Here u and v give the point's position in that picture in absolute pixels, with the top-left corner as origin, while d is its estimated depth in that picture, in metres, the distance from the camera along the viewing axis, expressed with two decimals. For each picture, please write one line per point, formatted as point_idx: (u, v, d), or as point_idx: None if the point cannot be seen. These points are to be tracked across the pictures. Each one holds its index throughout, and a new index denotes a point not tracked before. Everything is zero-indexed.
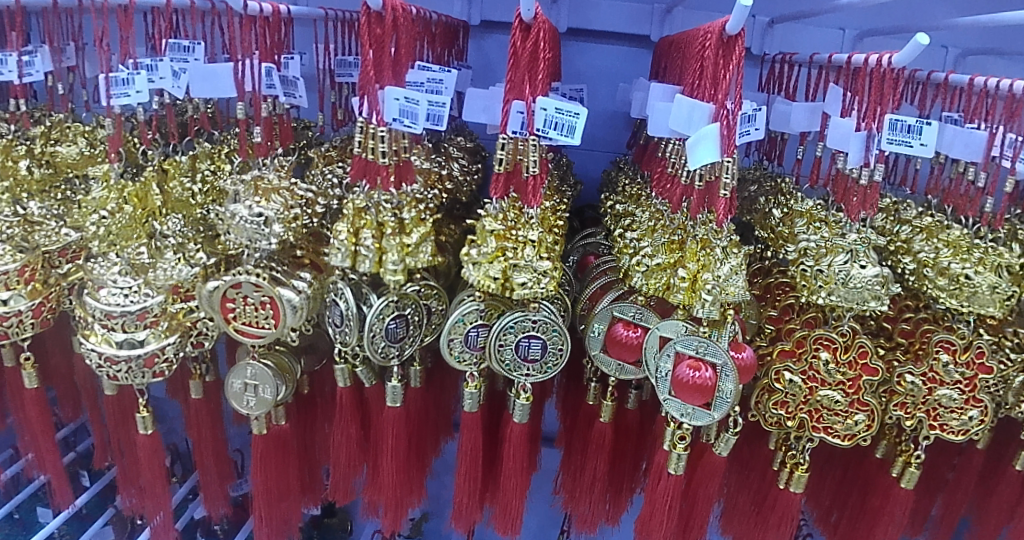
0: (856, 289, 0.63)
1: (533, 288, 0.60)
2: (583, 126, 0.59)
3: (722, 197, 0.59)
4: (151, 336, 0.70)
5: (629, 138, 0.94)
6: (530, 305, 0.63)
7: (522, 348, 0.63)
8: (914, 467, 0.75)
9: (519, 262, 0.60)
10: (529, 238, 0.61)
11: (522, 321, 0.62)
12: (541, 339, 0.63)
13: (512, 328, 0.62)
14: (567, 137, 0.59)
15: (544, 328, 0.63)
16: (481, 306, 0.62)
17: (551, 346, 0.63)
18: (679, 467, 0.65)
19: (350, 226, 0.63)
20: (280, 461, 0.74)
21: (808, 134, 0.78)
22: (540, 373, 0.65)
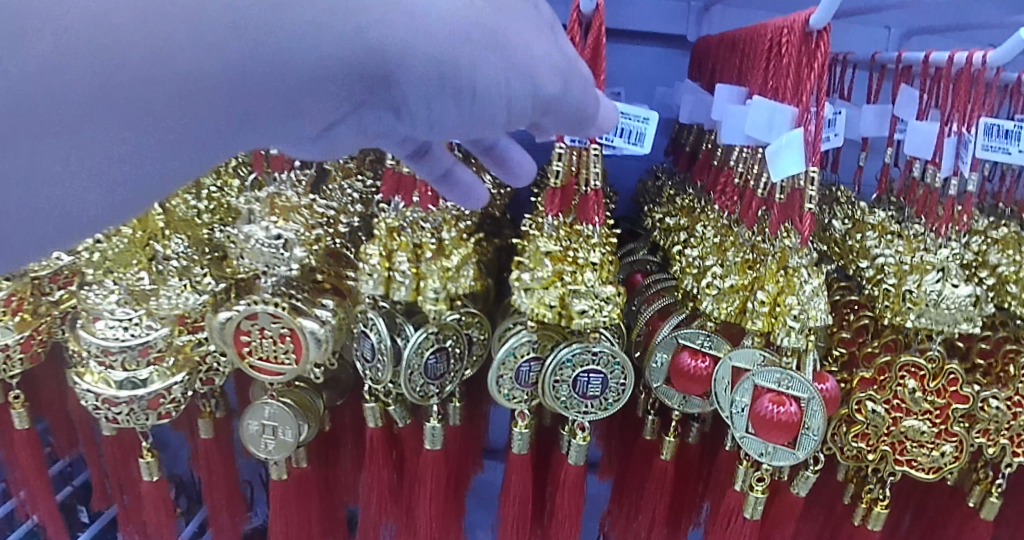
0: (948, 310, 0.58)
1: (596, 317, 0.53)
2: (653, 135, 0.54)
3: (808, 211, 0.53)
4: (156, 374, 0.63)
5: (667, 144, 0.87)
6: (590, 335, 0.56)
7: (582, 384, 0.56)
8: (995, 496, 0.68)
9: (578, 288, 0.53)
10: (591, 258, 0.54)
11: (581, 354, 0.55)
12: (603, 373, 0.56)
13: (569, 361, 0.55)
14: (635, 145, 0.53)
15: (606, 362, 0.56)
16: (534, 338, 0.56)
17: (613, 380, 0.56)
18: (756, 511, 0.58)
19: (383, 248, 0.55)
20: (302, 509, 0.65)
21: (870, 139, 0.72)
22: (601, 410, 0.58)
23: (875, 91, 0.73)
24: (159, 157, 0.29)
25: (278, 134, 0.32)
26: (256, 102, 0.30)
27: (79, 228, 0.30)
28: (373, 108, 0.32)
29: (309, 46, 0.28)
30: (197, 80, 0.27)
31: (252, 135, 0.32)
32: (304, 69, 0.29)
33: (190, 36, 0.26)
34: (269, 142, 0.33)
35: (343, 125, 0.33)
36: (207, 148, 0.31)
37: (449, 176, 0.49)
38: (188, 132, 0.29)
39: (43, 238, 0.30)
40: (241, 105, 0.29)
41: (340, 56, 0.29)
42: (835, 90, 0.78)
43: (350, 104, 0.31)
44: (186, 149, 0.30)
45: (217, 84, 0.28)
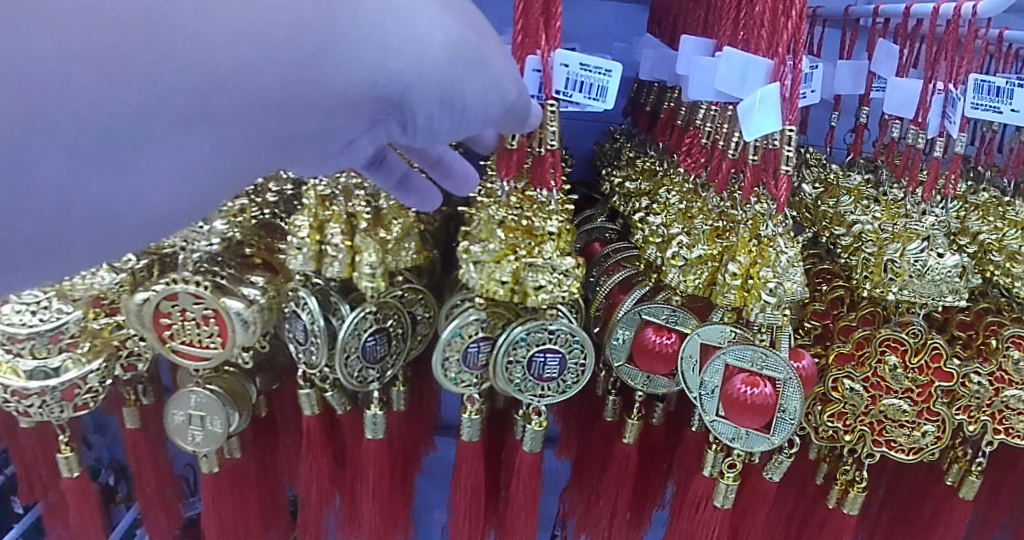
0: (933, 281, 0.54)
1: (557, 294, 0.48)
2: (618, 89, 0.47)
3: (784, 173, 0.48)
4: (70, 362, 0.56)
5: (627, 105, 0.81)
6: (547, 312, 0.50)
7: (537, 366, 0.51)
8: (976, 475, 0.65)
9: (536, 261, 0.48)
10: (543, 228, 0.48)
11: (535, 333, 0.50)
12: (559, 352, 0.51)
13: (522, 340, 0.50)
14: (596, 100, 0.47)
15: (561, 341, 0.51)
16: (483, 316, 0.50)
17: (571, 362, 0.51)
18: (726, 500, 0.54)
19: (312, 218, 0.49)
20: (236, 503, 0.61)
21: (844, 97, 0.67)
22: (557, 393, 0.53)
23: (849, 47, 0.67)
24: (210, 174, 0.30)
25: (307, 146, 0.35)
26: (301, 123, 0.32)
27: (123, 246, 0.30)
28: (388, 120, 0.37)
29: (348, 74, 0.31)
30: (253, 100, 0.29)
31: (283, 150, 0.34)
32: (341, 89, 0.32)
33: (255, 64, 0.28)
34: (295, 156, 0.35)
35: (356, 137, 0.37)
36: (250, 161, 0.32)
37: (406, 182, 0.50)
38: (242, 150, 0.31)
39: (85, 257, 0.29)
40: (293, 123, 0.32)
41: (371, 81, 0.32)
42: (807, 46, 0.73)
43: (368, 118, 0.35)
44: (227, 166, 0.31)
45: (267, 106, 0.30)
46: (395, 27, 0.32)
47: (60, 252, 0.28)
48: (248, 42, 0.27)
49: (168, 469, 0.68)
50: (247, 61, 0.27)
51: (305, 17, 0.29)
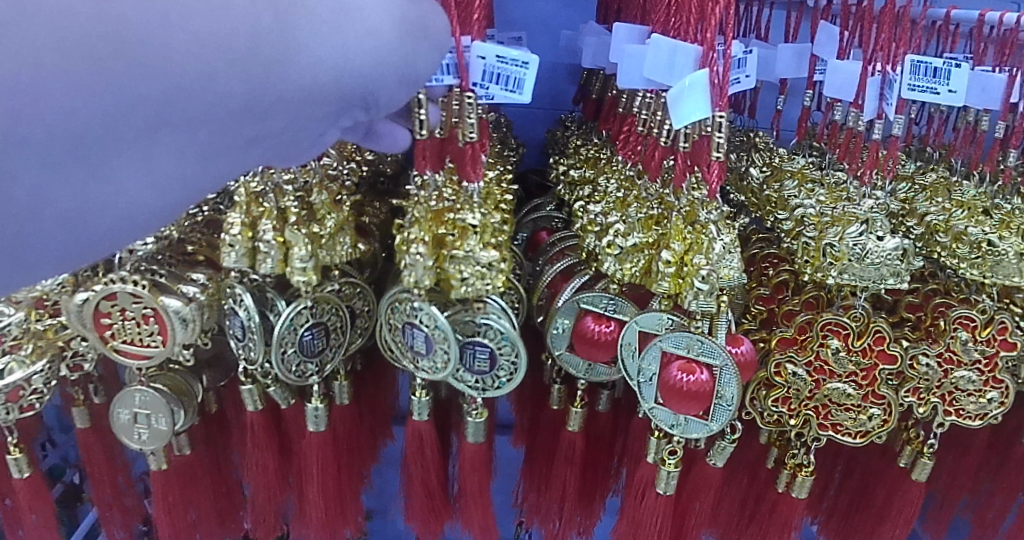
0: (873, 265, 0.54)
1: (468, 288, 0.49)
2: (535, 81, 0.48)
3: (715, 160, 0.48)
4: (14, 364, 0.56)
5: (577, 93, 0.81)
6: (475, 305, 0.52)
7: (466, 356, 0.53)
8: (927, 457, 0.66)
9: (457, 253, 0.48)
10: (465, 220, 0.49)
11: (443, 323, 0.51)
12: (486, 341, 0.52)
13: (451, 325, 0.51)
14: (514, 92, 0.48)
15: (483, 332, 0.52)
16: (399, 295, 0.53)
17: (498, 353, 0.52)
18: (669, 486, 0.55)
19: (244, 215, 0.49)
20: (187, 499, 0.61)
21: (788, 82, 0.68)
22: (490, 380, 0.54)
23: (794, 31, 0.68)
24: (163, 183, 0.35)
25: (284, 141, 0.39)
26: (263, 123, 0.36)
27: (125, 223, 0.36)
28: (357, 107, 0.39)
29: (309, 72, 0.35)
30: (213, 107, 0.33)
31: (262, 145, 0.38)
32: (300, 90, 0.35)
33: (201, 73, 0.32)
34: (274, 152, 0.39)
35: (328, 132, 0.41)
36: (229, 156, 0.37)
37: (372, 132, 0.48)
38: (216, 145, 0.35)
39: (98, 234, 0.36)
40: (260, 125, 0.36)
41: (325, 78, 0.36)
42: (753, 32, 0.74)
43: (335, 114, 0.39)
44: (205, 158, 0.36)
45: (232, 107, 0.34)
46: (343, 22, 0.36)
47: (66, 236, 0.35)
48: (204, 51, 0.31)
49: (122, 469, 0.69)
50: (203, 75, 0.32)
51: (262, 24, 0.33)
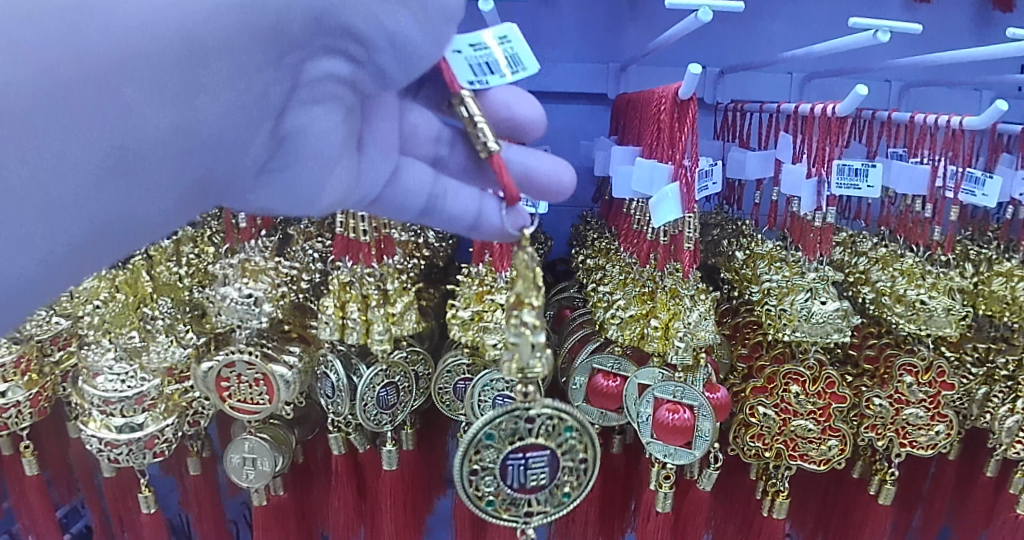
0: (819, 323, 0.68)
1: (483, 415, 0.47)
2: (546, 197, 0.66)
3: (687, 248, 0.66)
4: (150, 419, 0.73)
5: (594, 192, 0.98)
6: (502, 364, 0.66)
7: (512, 471, 0.49)
8: (890, 484, 0.79)
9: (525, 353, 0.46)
10: (524, 319, 0.45)
11: (502, 429, 0.48)
12: (588, 463, 0.51)
13: (492, 438, 0.48)
14: None
15: (585, 443, 0.50)
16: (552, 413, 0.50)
17: (563, 465, 0.50)
18: (666, 504, 0.69)
19: (337, 300, 0.66)
20: (282, 531, 0.75)
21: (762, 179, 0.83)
22: (552, 508, 0.51)
23: (766, 138, 0.83)
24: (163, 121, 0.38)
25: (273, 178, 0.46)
26: (148, 198, 0.40)
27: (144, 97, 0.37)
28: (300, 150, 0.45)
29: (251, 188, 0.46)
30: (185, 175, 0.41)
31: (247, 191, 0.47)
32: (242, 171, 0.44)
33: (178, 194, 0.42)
34: (273, 193, 0.47)
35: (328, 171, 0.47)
36: (123, 237, 0.41)
37: (477, 224, 0.49)
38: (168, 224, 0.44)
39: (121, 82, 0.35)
40: (149, 193, 0.40)
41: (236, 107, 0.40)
42: (738, 137, 0.88)
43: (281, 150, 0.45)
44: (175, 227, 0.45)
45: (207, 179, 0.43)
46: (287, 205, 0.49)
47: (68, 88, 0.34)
48: (192, 197, 0.43)
49: (221, 514, 0.86)
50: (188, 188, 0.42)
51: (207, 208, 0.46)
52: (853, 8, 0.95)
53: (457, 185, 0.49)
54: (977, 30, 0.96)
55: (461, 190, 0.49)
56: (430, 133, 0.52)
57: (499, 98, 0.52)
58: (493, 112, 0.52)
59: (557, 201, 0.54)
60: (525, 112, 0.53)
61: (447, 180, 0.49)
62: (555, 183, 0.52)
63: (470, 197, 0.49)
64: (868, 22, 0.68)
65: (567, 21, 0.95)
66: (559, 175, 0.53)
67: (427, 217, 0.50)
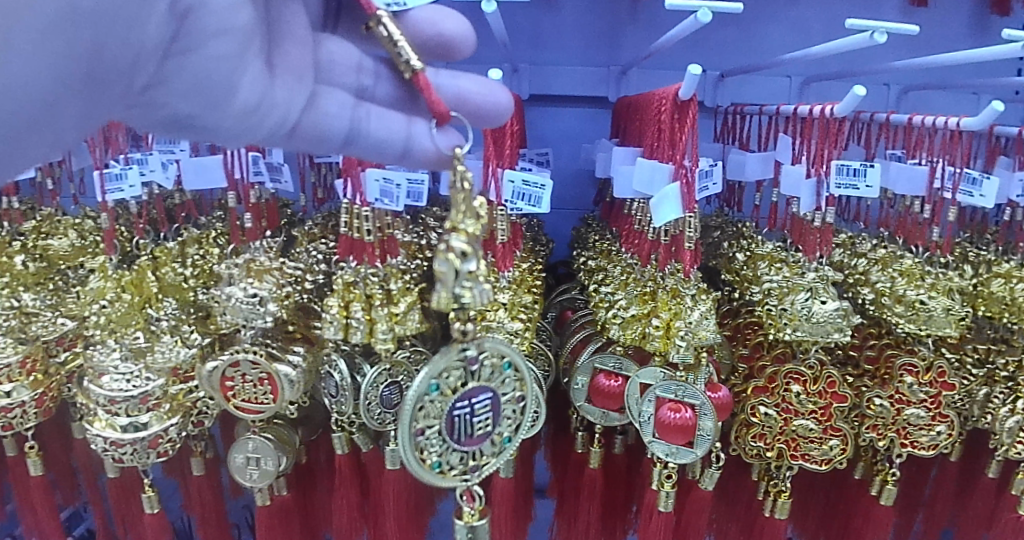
0: (819, 322, 0.69)
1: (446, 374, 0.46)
2: (549, 196, 0.67)
3: (687, 247, 0.66)
4: (154, 418, 0.73)
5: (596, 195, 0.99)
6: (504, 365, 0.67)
7: (459, 423, 0.48)
8: (891, 485, 0.79)
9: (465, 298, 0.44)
10: (453, 246, 0.43)
11: (449, 379, 0.47)
12: (527, 401, 0.52)
13: (437, 390, 0.47)
14: (534, 206, 0.67)
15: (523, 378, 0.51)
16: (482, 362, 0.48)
17: (506, 407, 0.50)
18: (668, 503, 0.69)
19: (341, 300, 0.66)
20: (285, 532, 0.76)
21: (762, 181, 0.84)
22: (494, 458, 0.51)
23: (765, 140, 0.84)
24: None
25: (178, 68, 0.44)
26: (31, 79, 0.36)
27: None
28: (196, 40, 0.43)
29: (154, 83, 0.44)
30: (79, 58, 0.38)
31: (152, 91, 0.45)
32: (144, 63, 0.42)
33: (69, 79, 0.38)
34: (176, 87, 0.45)
35: (241, 75, 0.46)
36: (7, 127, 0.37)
37: (408, 149, 0.51)
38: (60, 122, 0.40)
39: None
40: (34, 71, 0.36)
41: None
42: (738, 138, 0.89)
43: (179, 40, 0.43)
44: (71, 131, 0.42)
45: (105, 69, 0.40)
46: (187, 114, 0.47)
47: None
48: (85, 87, 0.40)
49: (224, 515, 0.86)
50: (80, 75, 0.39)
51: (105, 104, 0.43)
52: (853, 12, 0.96)
53: (380, 111, 0.51)
54: (975, 34, 0.97)
55: (382, 114, 0.51)
56: (349, 65, 0.53)
57: (421, 17, 0.53)
58: (420, 31, 0.53)
59: (491, 123, 0.56)
60: (453, 28, 0.54)
61: (369, 106, 0.51)
62: (487, 104, 0.54)
63: (396, 123, 0.51)
64: (866, 24, 0.69)
65: (569, 26, 0.96)
66: (493, 97, 0.54)
67: (352, 144, 0.51)
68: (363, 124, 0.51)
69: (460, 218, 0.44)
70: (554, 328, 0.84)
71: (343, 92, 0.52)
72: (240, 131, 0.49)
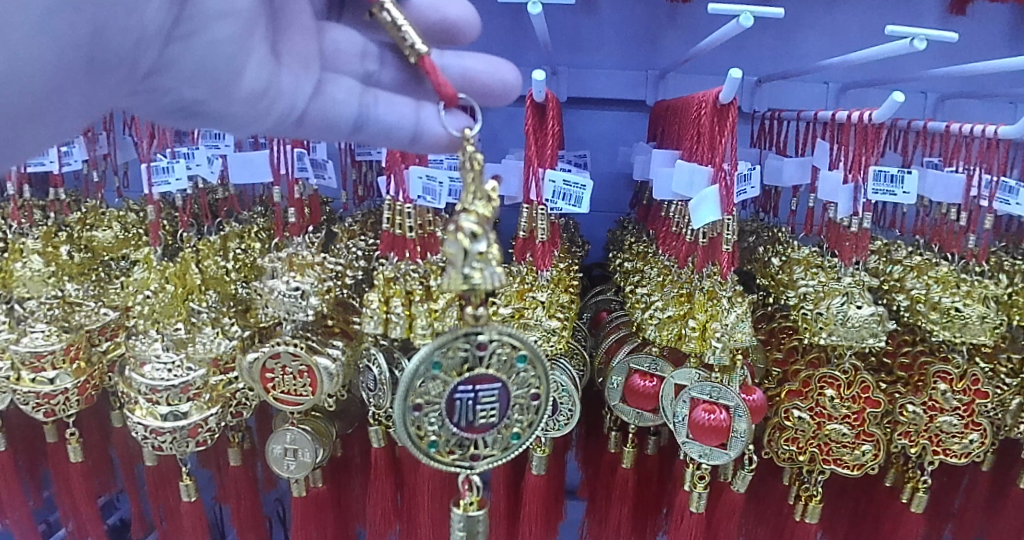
0: (854, 327, 0.69)
1: (446, 352, 0.47)
2: (590, 197, 0.68)
3: (725, 250, 0.66)
4: (194, 408, 0.74)
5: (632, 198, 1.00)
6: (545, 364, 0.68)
7: (460, 407, 0.48)
8: (923, 492, 0.78)
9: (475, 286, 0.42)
10: (462, 226, 0.42)
11: (452, 359, 0.47)
12: (541, 400, 0.51)
13: (439, 369, 0.47)
14: (574, 206, 0.68)
15: (537, 378, 0.50)
16: (493, 349, 0.48)
17: (514, 402, 0.49)
18: (700, 504, 0.70)
19: (381, 295, 0.67)
20: (319, 522, 0.77)
21: (798, 186, 0.84)
22: (499, 452, 0.50)
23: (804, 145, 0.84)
24: None
25: (183, 52, 0.44)
26: (34, 64, 0.37)
27: None
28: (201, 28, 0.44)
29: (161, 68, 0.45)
30: (80, 42, 0.39)
31: (155, 78, 0.46)
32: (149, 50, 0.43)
33: (73, 62, 0.40)
34: (180, 73, 0.46)
35: (247, 61, 0.48)
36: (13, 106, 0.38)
37: (418, 134, 0.54)
38: (67, 98, 0.42)
39: None
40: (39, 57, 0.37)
41: None
42: (776, 143, 0.90)
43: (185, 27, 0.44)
44: (74, 112, 0.44)
45: (107, 52, 0.41)
46: (196, 99, 0.48)
47: None
48: (88, 70, 0.41)
49: (259, 506, 0.88)
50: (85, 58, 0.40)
51: (109, 85, 0.44)
52: (890, 18, 0.96)
53: (387, 97, 0.54)
54: (1012, 43, 0.97)
55: (390, 101, 0.54)
56: (353, 51, 0.56)
57: (426, 3, 0.54)
58: (425, 16, 0.54)
59: (499, 100, 0.57)
60: (456, 12, 0.55)
61: (376, 91, 0.54)
62: (493, 82, 0.56)
63: (404, 108, 0.54)
64: (906, 30, 0.68)
65: (606, 29, 0.97)
66: (500, 74, 0.56)
67: (361, 129, 0.54)
68: (372, 112, 0.53)
69: (470, 201, 0.44)
70: (589, 328, 0.86)
71: (349, 79, 0.54)
72: (246, 117, 0.50)
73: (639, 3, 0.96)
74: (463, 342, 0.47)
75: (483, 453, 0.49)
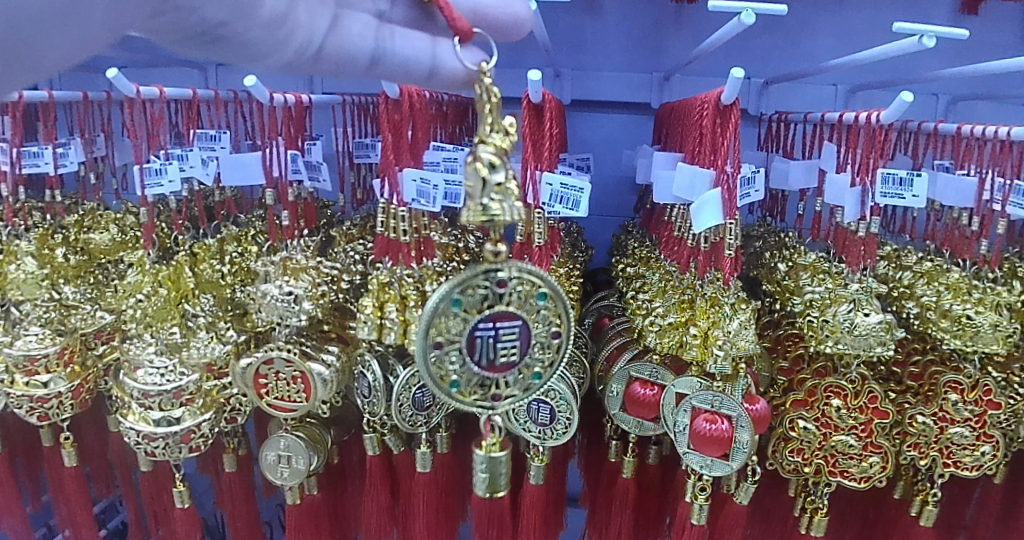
0: (861, 335, 0.67)
1: (469, 288, 0.45)
2: (588, 200, 0.66)
3: (728, 256, 0.64)
4: (187, 413, 0.73)
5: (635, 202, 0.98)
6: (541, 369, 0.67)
7: (481, 345, 0.46)
8: (932, 505, 0.76)
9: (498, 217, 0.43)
10: (481, 155, 0.42)
11: (473, 296, 0.45)
12: (563, 337, 0.49)
13: (459, 307, 0.45)
14: (572, 209, 0.66)
15: (559, 314, 0.48)
16: (514, 286, 0.46)
17: (535, 339, 0.48)
18: (701, 516, 0.68)
19: (375, 300, 0.66)
20: (314, 531, 0.76)
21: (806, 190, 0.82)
22: (519, 393, 0.49)
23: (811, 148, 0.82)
24: None
25: None
26: None
27: None
28: None
29: None
30: None
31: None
32: None
33: None
34: None
35: None
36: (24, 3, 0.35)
37: (435, 71, 0.51)
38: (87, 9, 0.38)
39: None
40: None
41: None
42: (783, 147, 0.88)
43: None
44: (94, 29, 0.40)
45: None
46: (219, 23, 0.43)
47: None
48: None
49: (255, 513, 0.86)
50: None
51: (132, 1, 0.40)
52: (902, 18, 0.94)
53: (404, 31, 0.51)
54: None
55: (407, 35, 0.50)
56: None
57: None
58: None
59: (511, 36, 0.55)
60: None
61: (393, 26, 0.50)
62: (506, 17, 0.53)
63: (421, 42, 0.51)
64: (914, 27, 0.66)
65: (610, 29, 0.96)
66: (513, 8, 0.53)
67: (378, 65, 0.50)
68: (390, 46, 0.50)
69: (488, 131, 0.44)
70: (591, 335, 0.84)
71: (365, 12, 0.50)
72: (264, 45, 0.46)
73: (643, 4, 0.95)
74: (486, 274, 0.45)
75: (506, 393, 0.48)
